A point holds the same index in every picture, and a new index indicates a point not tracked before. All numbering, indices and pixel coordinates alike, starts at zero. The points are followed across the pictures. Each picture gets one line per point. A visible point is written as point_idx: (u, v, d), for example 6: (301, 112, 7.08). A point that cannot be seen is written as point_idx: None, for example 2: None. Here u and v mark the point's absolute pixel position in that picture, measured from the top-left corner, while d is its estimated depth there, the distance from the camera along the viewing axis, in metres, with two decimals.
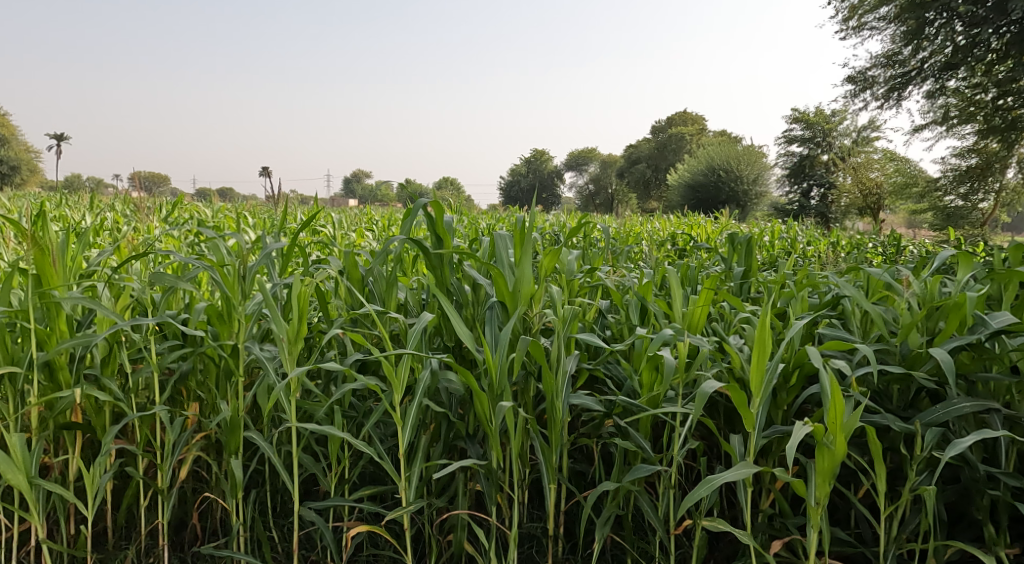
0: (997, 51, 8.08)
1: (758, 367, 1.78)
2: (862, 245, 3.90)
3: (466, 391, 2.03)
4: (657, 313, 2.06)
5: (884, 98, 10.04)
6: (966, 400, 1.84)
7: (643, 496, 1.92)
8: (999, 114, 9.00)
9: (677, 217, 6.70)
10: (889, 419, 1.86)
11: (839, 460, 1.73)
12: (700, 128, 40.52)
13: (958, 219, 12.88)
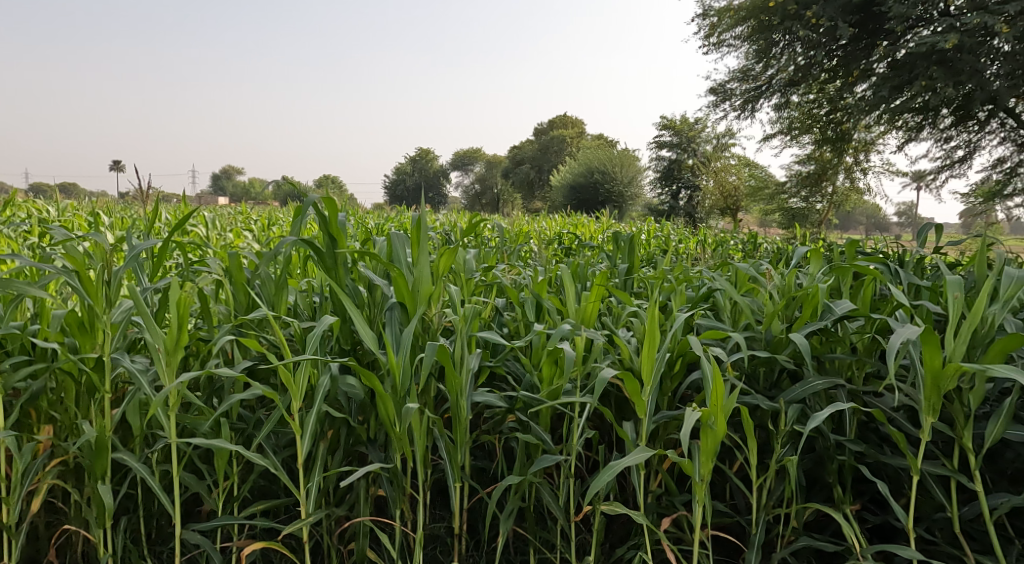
0: (831, 72, 8.99)
1: (649, 356, 1.90)
2: (725, 244, 4.25)
3: (367, 396, 1.98)
4: (551, 309, 2.13)
5: (740, 110, 10.87)
6: (820, 378, 2.05)
7: (545, 487, 1.98)
8: (829, 127, 10.13)
9: (567, 218, 6.84)
10: (759, 399, 2.04)
11: (722, 439, 1.88)
12: (553, 130, 41.75)
13: (801, 219, 14.25)
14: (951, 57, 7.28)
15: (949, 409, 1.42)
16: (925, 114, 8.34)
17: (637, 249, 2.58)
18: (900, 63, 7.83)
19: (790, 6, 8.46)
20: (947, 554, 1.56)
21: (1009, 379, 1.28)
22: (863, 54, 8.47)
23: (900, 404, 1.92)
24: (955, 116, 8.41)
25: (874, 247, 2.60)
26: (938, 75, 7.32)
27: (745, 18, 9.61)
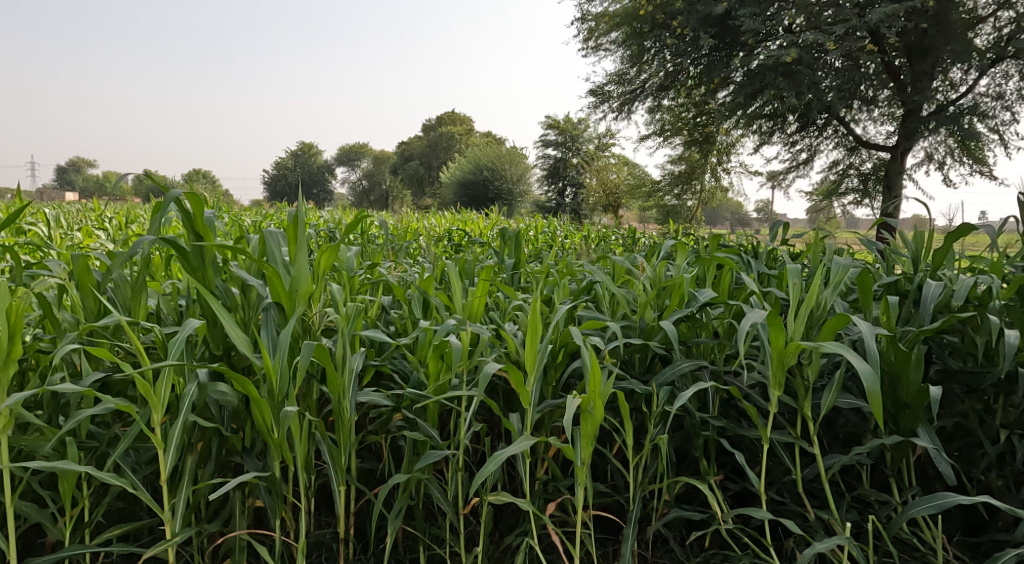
0: (695, 79, 9.51)
1: (531, 348, 1.99)
2: (607, 238, 4.46)
3: (240, 402, 1.95)
4: (439, 306, 2.18)
5: (618, 111, 11.21)
6: (687, 361, 2.20)
7: (432, 483, 2.04)
8: (697, 129, 10.72)
9: (453, 215, 6.88)
10: (634, 384, 2.18)
11: (600, 424, 2.00)
12: (442, 127, 41.59)
13: (675, 215, 14.94)
14: (797, 69, 7.90)
15: (794, 383, 1.59)
16: (778, 119, 9.02)
17: (524, 245, 2.69)
18: (755, 71, 8.39)
19: (658, 14, 8.88)
20: (797, 514, 1.74)
21: (838, 355, 1.46)
22: (724, 62, 9.03)
23: (753, 382, 2.10)
24: (800, 126, 9.09)
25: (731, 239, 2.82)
26: (783, 86, 7.94)
27: (620, 24, 9.96)
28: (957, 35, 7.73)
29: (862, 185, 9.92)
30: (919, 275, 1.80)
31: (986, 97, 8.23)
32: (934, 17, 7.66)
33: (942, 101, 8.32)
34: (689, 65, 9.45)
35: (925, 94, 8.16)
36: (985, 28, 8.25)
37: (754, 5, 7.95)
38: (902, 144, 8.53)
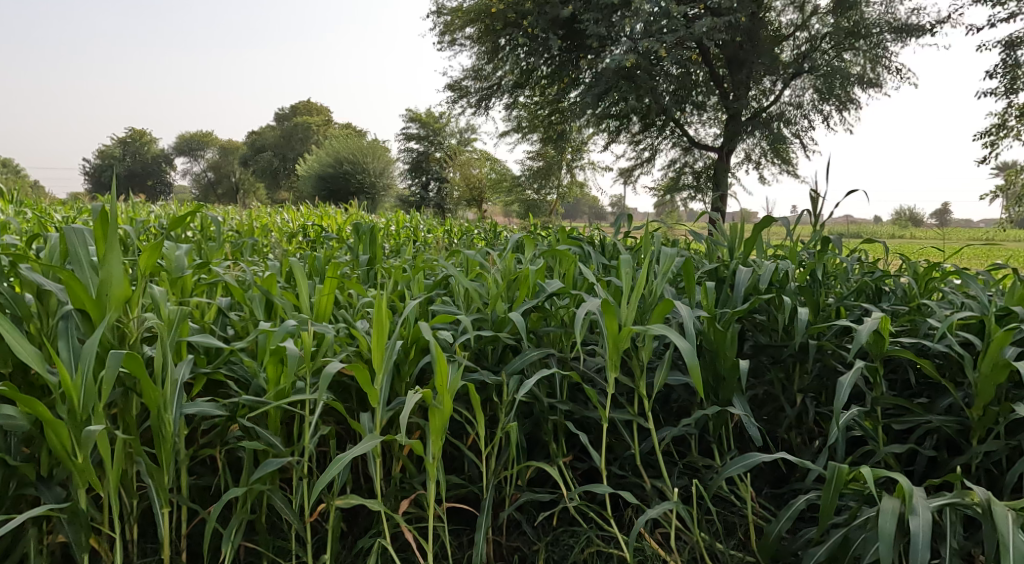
0: (548, 77, 9.85)
1: (379, 349, 2.02)
2: (468, 233, 4.60)
3: (33, 426, 1.62)
4: (285, 306, 2.17)
5: (476, 106, 11.21)
6: (535, 349, 2.27)
7: (276, 494, 1.96)
8: (551, 126, 11.06)
9: (311, 210, 6.75)
10: (485, 375, 2.23)
11: (448, 416, 2.03)
12: (301, 117, 40.05)
13: (535, 209, 15.27)
14: (637, 74, 8.21)
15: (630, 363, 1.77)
16: (621, 122, 9.31)
17: (379, 240, 2.75)
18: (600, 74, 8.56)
19: (509, 12, 9.10)
20: (635, 485, 1.92)
21: (664, 338, 1.64)
22: (574, 65, 9.44)
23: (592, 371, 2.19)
24: (644, 129, 9.52)
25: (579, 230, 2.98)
26: (625, 88, 8.21)
27: (473, 21, 10.06)
28: (765, 52, 8.50)
29: (695, 181, 10.11)
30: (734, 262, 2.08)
31: (789, 107, 8.76)
32: (746, 32, 8.36)
33: (756, 109, 8.85)
34: (542, 64, 9.72)
35: (744, 101, 8.63)
36: (790, 43, 8.91)
37: (598, 10, 8.33)
38: (724, 144, 8.92)
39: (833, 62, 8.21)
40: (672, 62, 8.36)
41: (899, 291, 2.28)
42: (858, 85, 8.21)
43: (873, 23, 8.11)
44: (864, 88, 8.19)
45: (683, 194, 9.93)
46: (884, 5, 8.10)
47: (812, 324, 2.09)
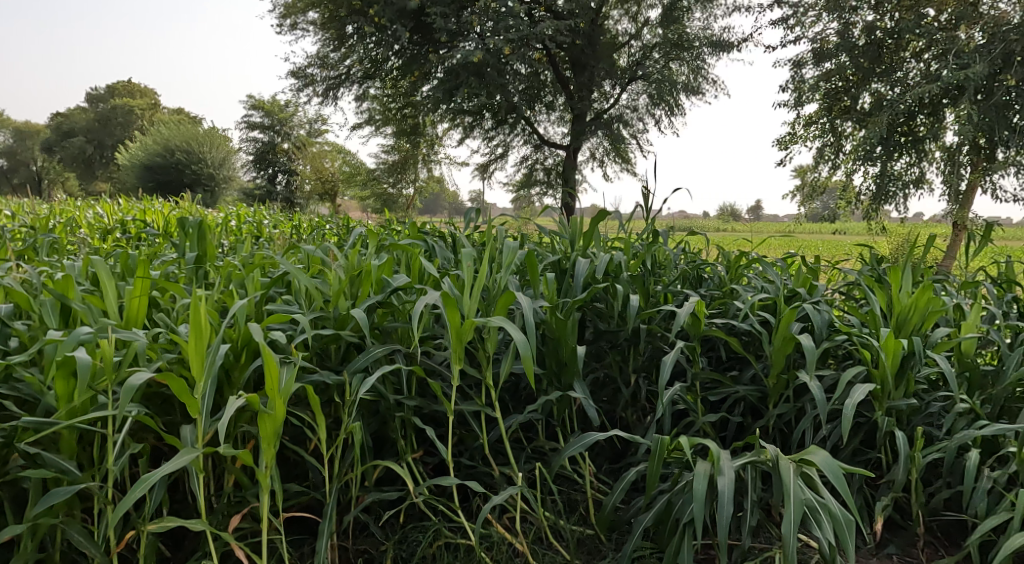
0: (398, 67, 9.70)
1: (196, 353, 1.66)
2: (321, 227, 4.48)
3: None
4: (85, 311, 1.85)
5: (323, 96, 10.87)
6: (379, 345, 1.84)
7: (70, 526, 1.64)
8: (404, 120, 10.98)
9: (145, 202, 6.32)
10: (321, 376, 1.78)
11: (280, 423, 1.65)
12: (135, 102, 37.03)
13: (391, 204, 15.07)
14: (487, 71, 8.25)
15: (477, 354, 1.82)
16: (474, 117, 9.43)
17: (208, 236, 2.56)
18: (450, 69, 8.41)
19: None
20: (484, 475, 1.97)
21: (504, 329, 1.74)
22: (426, 60, 9.27)
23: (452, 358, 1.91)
24: (496, 125, 9.56)
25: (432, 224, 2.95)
26: (474, 85, 8.18)
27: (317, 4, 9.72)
28: (604, 57, 8.84)
29: (546, 179, 10.34)
30: (573, 255, 2.24)
31: (625, 110, 9.04)
32: (586, 36, 8.71)
33: (598, 111, 9.08)
34: (392, 56, 9.55)
35: (587, 102, 8.88)
36: (625, 50, 9.27)
37: (444, 5, 8.29)
38: (570, 144, 9.23)
39: (663, 69, 8.45)
40: (520, 61, 8.39)
41: (715, 278, 2.58)
42: (681, 92, 8.59)
43: (692, 38, 8.50)
44: (688, 96, 8.59)
45: (535, 190, 10.30)
46: (704, 20, 8.56)
47: (642, 310, 2.31)
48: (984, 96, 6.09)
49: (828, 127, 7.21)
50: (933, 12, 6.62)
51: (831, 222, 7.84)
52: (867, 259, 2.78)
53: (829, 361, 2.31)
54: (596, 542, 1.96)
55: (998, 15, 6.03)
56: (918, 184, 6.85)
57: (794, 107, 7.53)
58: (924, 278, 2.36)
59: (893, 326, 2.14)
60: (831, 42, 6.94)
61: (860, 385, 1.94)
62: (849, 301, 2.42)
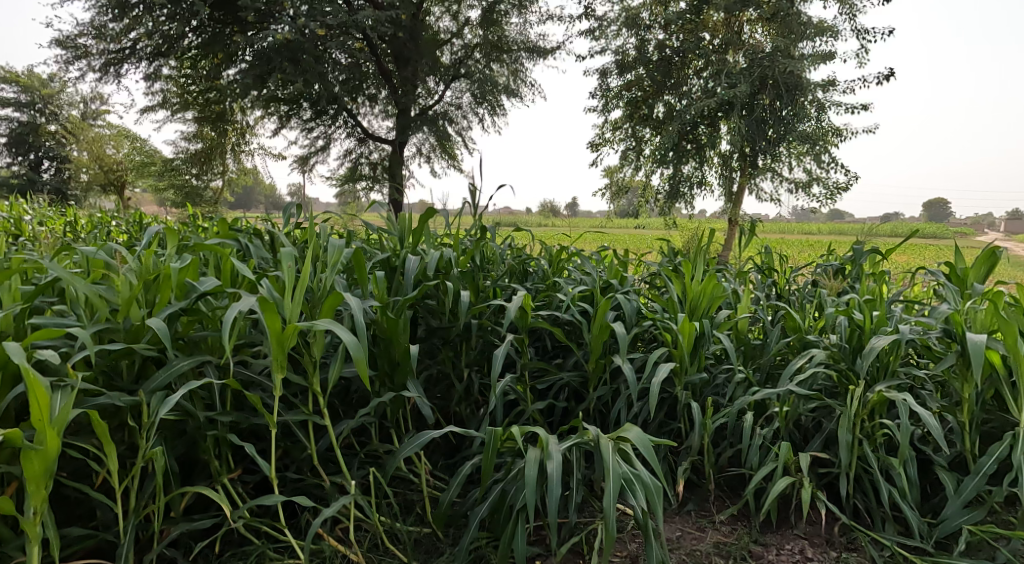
0: (196, 47, 8.12)
1: None
2: (103, 225, 4.00)
3: None
4: None
5: (100, 74, 8.77)
6: (184, 358, 1.71)
7: None
8: (208, 105, 9.23)
9: None
10: (113, 397, 1.64)
11: (54, 458, 1.49)
12: None
13: None
14: (303, 57, 7.27)
15: (304, 361, 1.76)
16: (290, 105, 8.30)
17: None
18: (259, 52, 7.35)
19: None
20: (314, 487, 1.90)
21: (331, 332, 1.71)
22: (231, 39, 7.70)
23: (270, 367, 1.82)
24: (316, 116, 8.53)
25: (243, 221, 2.72)
26: (289, 72, 7.21)
27: None
28: (428, 52, 8.44)
29: (372, 173, 9.26)
30: (403, 252, 2.24)
31: (450, 108, 8.84)
32: (407, 30, 8.21)
33: (422, 106, 8.66)
34: (190, 32, 7.90)
35: (412, 97, 8.43)
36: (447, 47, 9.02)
37: None
38: (396, 138, 8.84)
39: (485, 69, 8.60)
40: (340, 50, 7.55)
41: (539, 272, 2.70)
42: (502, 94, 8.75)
43: (512, 41, 8.76)
44: (508, 98, 8.75)
45: (360, 185, 9.15)
46: (520, 25, 8.79)
47: (473, 305, 2.37)
48: (748, 111, 6.71)
49: (631, 132, 7.74)
50: (708, 36, 7.19)
51: (633, 218, 8.37)
52: (665, 251, 3.02)
53: (637, 345, 2.50)
54: (433, 539, 1.98)
55: (754, 44, 6.95)
56: (700, 186, 7.49)
57: (602, 113, 8.02)
58: (709, 268, 2.62)
59: (687, 310, 2.39)
60: (630, 55, 7.49)
61: (664, 364, 2.20)
62: (652, 290, 2.63)
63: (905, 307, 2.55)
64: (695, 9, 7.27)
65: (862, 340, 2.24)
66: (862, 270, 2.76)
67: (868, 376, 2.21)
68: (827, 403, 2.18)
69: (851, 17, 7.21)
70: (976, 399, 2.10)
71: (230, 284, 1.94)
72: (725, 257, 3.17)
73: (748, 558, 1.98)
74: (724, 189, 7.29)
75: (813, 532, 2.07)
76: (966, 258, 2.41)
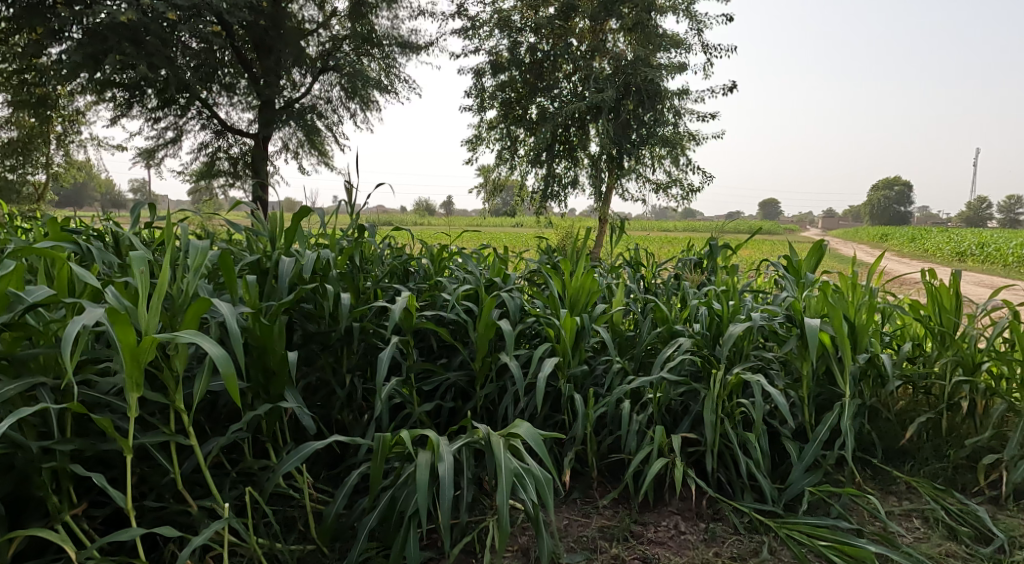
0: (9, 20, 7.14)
1: None
2: None
3: None
4: None
5: None
6: (9, 382, 1.50)
7: None
8: (25, 87, 8.03)
9: None
10: None
11: None
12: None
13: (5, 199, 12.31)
14: (146, 38, 6.66)
15: (162, 376, 1.60)
16: (131, 91, 7.36)
17: None
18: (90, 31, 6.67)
19: None
20: (178, 514, 1.73)
21: (195, 344, 1.56)
22: (52, 11, 6.78)
23: (121, 386, 1.65)
24: (162, 105, 7.71)
25: (80, 220, 2.46)
26: (129, 52, 6.55)
27: None
28: (292, 42, 7.94)
29: (231, 169, 8.62)
30: (274, 254, 2.10)
31: (319, 101, 8.50)
32: (270, 17, 7.76)
33: (288, 98, 8.22)
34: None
35: (276, 87, 7.90)
36: (313, 38, 8.61)
37: None
38: (258, 132, 8.16)
39: (354, 62, 8.31)
40: (190, 33, 6.91)
41: (421, 272, 2.62)
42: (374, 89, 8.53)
43: (382, 35, 8.52)
44: (380, 94, 8.50)
45: (218, 181, 8.54)
46: (391, 20, 8.60)
47: (354, 308, 2.26)
48: (613, 115, 6.96)
49: (505, 133, 7.75)
50: (575, 41, 7.38)
51: (509, 217, 8.47)
52: (542, 249, 3.03)
53: (521, 342, 2.48)
54: (317, 556, 1.86)
55: (618, 52, 7.27)
56: (574, 186, 7.63)
57: (477, 111, 7.99)
58: (587, 264, 2.65)
59: (567, 305, 2.39)
60: (503, 55, 7.47)
61: (548, 359, 2.19)
62: (533, 287, 2.63)
63: (753, 297, 2.69)
64: (563, 15, 7.42)
65: (721, 328, 2.35)
66: (717, 264, 2.90)
67: (725, 360, 2.31)
68: (695, 387, 2.25)
69: (700, 31, 7.63)
70: (812, 376, 2.23)
71: (67, 294, 1.74)
72: (597, 253, 3.21)
73: (629, 539, 1.99)
74: (593, 189, 7.41)
75: (684, 507, 2.11)
76: (798, 251, 2.55)
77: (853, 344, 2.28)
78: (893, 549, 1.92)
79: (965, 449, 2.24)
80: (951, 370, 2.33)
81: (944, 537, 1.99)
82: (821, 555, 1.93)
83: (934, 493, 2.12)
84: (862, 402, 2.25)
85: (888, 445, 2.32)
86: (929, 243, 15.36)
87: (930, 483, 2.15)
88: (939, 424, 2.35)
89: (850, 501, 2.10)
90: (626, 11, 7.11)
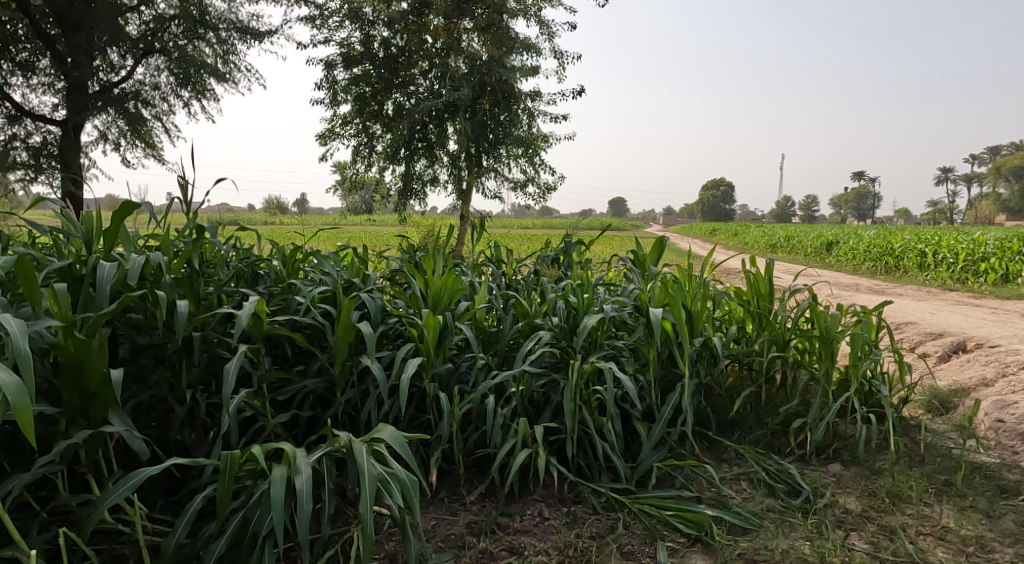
0: None
1: None
2: None
3: None
4: None
5: None
6: None
7: None
8: None
9: None
10: None
11: None
12: None
13: None
14: None
15: None
16: None
17: None
18: None
19: None
20: None
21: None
22: None
23: None
24: None
25: None
26: None
27: None
28: (108, 18, 6.93)
29: (30, 161, 7.49)
30: (92, 257, 1.84)
31: (143, 86, 7.76)
32: None
33: (103, 82, 7.44)
34: None
35: (87, 69, 7.00)
36: (133, 16, 7.75)
37: None
38: (67, 120, 7.32)
39: (184, 47, 7.74)
40: None
41: (272, 274, 2.41)
42: (210, 77, 7.96)
43: (216, 18, 7.94)
44: (216, 82, 8.01)
45: (15, 175, 7.49)
46: (228, 4, 8.05)
47: (194, 316, 2.03)
48: (470, 115, 6.93)
49: (361, 128, 7.51)
50: (430, 39, 7.33)
51: (367, 215, 8.23)
52: (403, 248, 2.90)
53: (384, 344, 2.34)
54: None
55: (473, 52, 7.24)
56: (435, 184, 7.57)
57: (330, 105, 7.66)
58: (449, 261, 2.56)
59: (430, 304, 2.29)
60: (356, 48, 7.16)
61: (412, 359, 2.07)
62: (394, 286, 2.50)
63: (605, 289, 2.71)
64: (416, 11, 7.28)
65: (578, 320, 2.34)
66: (573, 260, 2.90)
67: (582, 350, 2.30)
68: (555, 378, 2.23)
69: (550, 37, 7.80)
70: (658, 361, 2.27)
71: None
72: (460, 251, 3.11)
73: (496, 531, 1.93)
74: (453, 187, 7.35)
75: (549, 494, 2.08)
76: (643, 246, 2.60)
77: (690, 329, 2.35)
78: (726, 511, 1.99)
79: (779, 415, 2.37)
80: (767, 347, 2.45)
81: (766, 495, 2.09)
82: (668, 525, 1.96)
83: (756, 457, 2.22)
84: (699, 381, 2.32)
85: (720, 418, 2.41)
86: (760, 240, 16.72)
87: (753, 448, 2.25)
88: (759, 396, 2.47)
89: (691, 472, 2.17)
90: (478, 12, 7.15)
